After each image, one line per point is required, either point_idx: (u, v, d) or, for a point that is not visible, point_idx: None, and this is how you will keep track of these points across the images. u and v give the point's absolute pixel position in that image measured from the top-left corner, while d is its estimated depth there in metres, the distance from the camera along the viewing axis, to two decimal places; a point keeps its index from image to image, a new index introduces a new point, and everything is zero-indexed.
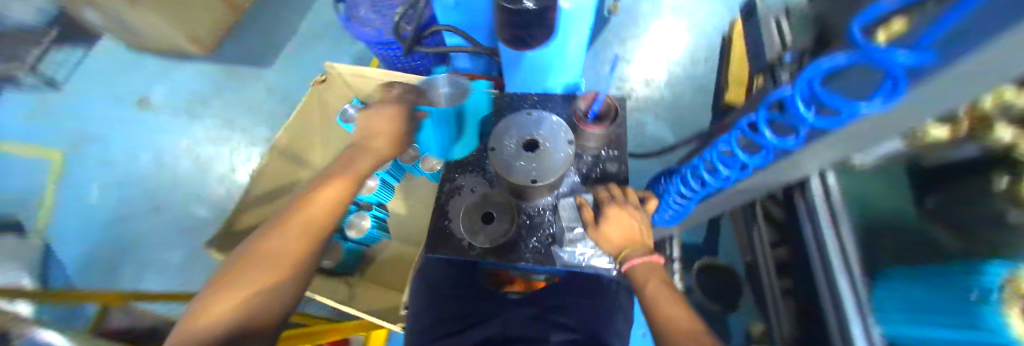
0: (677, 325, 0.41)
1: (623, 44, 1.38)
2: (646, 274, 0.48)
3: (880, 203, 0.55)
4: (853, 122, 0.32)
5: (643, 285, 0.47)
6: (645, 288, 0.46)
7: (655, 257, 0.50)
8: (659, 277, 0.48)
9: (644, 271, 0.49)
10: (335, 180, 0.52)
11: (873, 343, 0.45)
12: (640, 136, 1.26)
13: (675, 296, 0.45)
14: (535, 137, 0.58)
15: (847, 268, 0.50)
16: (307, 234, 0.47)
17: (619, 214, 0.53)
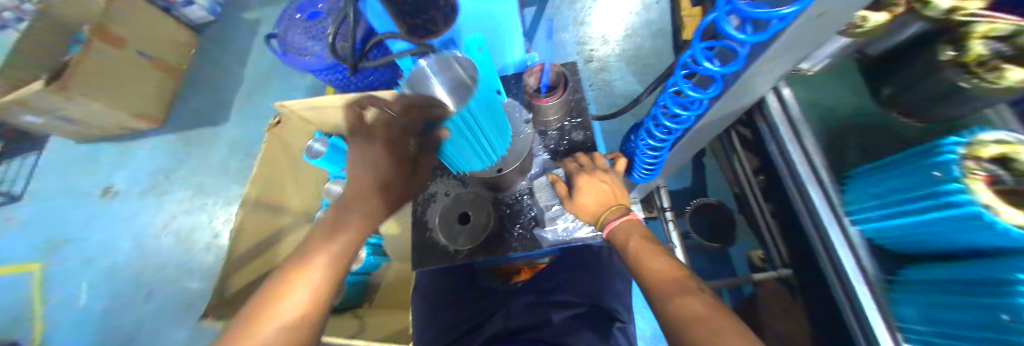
0: (661, 277, 0.41)
1: (572, 7, 1.34)
2: (627, 232, 0.48)
3: (838, 107, 0.59)
4: (781, 33, 0.31)
5: (626, 244, 0.47)
6: (628, 246, 0.46)
7: (632, 214, 0.51)
8: (641, 232, 0.48)
9: (625, 230, 0.49)
10: (347, 227, 0.45)
11: (851, 240, 0.48)
12: (610, 95, 1.25)
13: (657, 249, 0.45)
14: None
15: (817, 176, 0.52)
16: (315, 300, 0.41)
17: (591, 182, 0.52)
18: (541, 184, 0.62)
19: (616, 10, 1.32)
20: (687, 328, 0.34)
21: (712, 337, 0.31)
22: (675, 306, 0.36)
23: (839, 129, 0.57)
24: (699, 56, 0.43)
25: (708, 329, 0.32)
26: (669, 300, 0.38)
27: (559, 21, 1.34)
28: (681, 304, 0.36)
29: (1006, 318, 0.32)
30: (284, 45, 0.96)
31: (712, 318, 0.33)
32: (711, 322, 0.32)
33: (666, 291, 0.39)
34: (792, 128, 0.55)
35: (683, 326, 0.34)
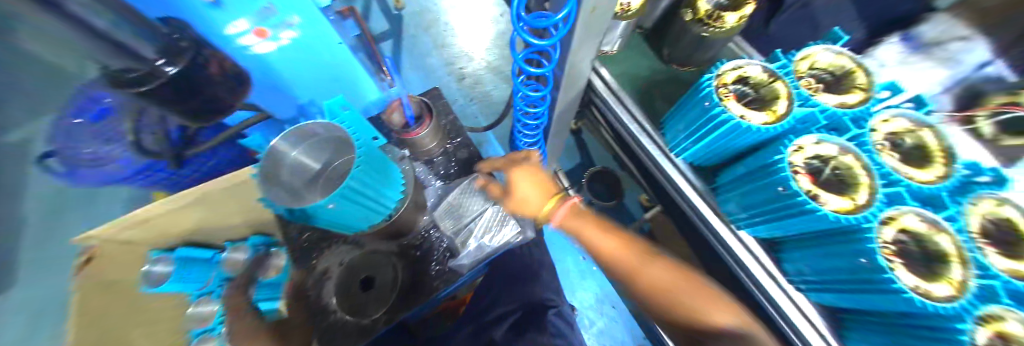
0: (611, 251, 0.51)
1: (427, 33, 1.39)
2: (577, 223, 0.55)
3: (640, 71, 0.72)
4: (563, 28, 0.40)
5: (579, 230, 0.55)
6: (583, 232, 0.54)
7: (569, 200, 0.58)
8: (589, 219, 0.56)
9: (572, 221, 0.56)
10: None
11: (678, 166, 0.61)
12: (490, 104, 1.32)
13: (597, 224, 0.54)
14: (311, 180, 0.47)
15: (643, 129, 0.64)
16: None
17: (526, 177, 0.59)
18: (440, 213, 0.60)
19: (468, 28, 1.40)
20: (657, 291, 0.45)
21: (685, 295, 0.42)
22: (642, 275, 0.46)
23: (645, 89, 0.70)
24: (521, 63, 0.50)
25: (681, 291, 0.43)
26: (636, 269, 0.47)
27: (419, 48, 1.37)
28: (646, 273, 0.46)
29: (781, 189, 0.41)
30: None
31: (681, 280, 0.44)
32: (688, 287, 0.43)
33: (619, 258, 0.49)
34: (614, 96, 0.67)
35: (657, 290, 0.45)
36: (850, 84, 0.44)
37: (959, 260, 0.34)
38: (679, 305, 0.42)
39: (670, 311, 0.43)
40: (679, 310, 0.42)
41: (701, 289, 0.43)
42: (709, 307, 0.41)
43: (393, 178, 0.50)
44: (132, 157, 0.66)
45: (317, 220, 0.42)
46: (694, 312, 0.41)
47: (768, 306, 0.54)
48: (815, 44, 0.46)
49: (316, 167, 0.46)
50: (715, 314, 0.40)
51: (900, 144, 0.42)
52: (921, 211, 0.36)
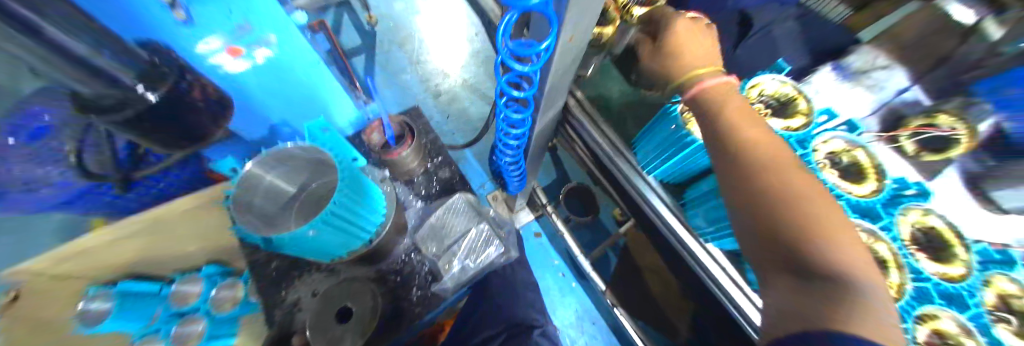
0: (773, 146, 0.36)
1: (403, 50, 1.40)
2: (725, 97, 0.41)
3: (609, 94, 0.77)
4: (546, 56, 0.42)
5: (721, 103, 0.41)
6: (726, 106, 0.40)
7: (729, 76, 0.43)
8: (737, 98, 0.41)
9: (720, 93, 0.42)
10: None
11: (650, 184, 0.61)
12: (467, 120, 1.33)
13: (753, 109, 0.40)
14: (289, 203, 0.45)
15: (617, 148, 0.64)
16: None
17: (691, 31, 0.48)
18: (423, 236, 0.59)
19: (444, 46, 1.42)
20: (797, 214, 0.30)
21: (822, 229, 0.29)
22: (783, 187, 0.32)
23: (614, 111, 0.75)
24: (505, 88, 0.52)
25: (821, 215, 0.30)
26: (731, 136, 0.37)
27: (396, 65, 1.38)
28: (780, 184, 0.32)
29: None
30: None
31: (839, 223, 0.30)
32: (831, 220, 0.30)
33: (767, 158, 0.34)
34: (589, 118, 0.66)
35: (773, 190, 0.32)
36: (793, 110, 0.50)
37: (895, 265, 0.40)
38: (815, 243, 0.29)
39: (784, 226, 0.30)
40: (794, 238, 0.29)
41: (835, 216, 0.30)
42: (851, 257, 0.28)
43: (373, 200, 0.48)
44: None
45: (285, 246, 0.38)
46: (834, 246, 0.28)
47: (735, 312, 0.56)
48: (763, 74, 0.52)
49: (293, 191, 0.45)
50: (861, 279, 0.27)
51: (839, 162, 0.47)
52: (861, 222, 0.42)
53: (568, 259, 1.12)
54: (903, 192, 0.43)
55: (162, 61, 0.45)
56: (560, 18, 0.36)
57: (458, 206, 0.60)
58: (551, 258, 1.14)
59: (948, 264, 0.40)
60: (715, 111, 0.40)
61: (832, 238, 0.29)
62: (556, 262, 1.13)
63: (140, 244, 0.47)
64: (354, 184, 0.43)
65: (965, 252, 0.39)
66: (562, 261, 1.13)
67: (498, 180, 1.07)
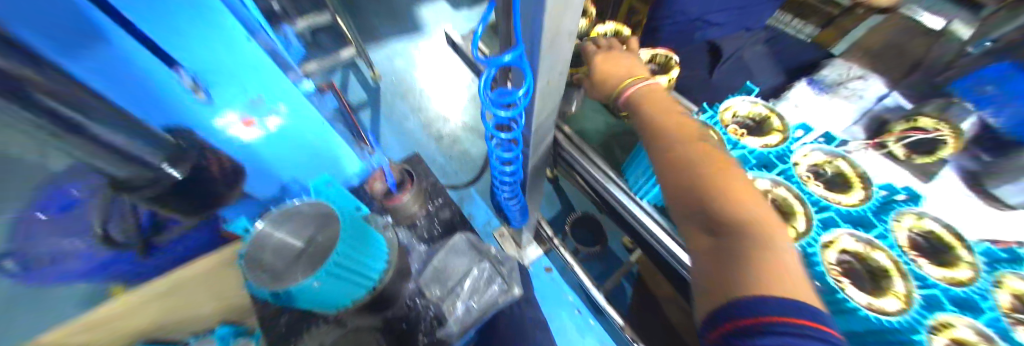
0: (682, 127, 0.40)
1: (405, 100, 1.50)
2: (649, 97, 0.44)
3: (595, 129, 0.83)
4: (527, 102, 0.46)
5: (640, 105, 0.44)
6: (643, 106, 0.43)
7: (652, 82, 0.47)
8: (660, 97, 0.44)
9: (643, 95, 0.45)
10: None
11: (645, 209, 0.62)
12: (468, 159, 1.38)
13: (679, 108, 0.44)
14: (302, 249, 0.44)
15: (608, 176, 0.65)
16: None
17: (616, 57, 0.53)
18: (427, 279, 0.60)
19: (443, 94, 1.52)
20: (718, 189, 0.31)
21: (741, 201, 0.30)
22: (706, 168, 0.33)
23: (600, 142, 0.81)
24: (493, 131, 0.56)
25: (738, 189, 0.31)
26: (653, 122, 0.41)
27: (398, 114, 1.47)
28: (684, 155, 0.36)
29: None
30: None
31: (751, 198, 0.31)
32: (745, 193, 0.32)
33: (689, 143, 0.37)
34: (579, 149, 0.69)
35: (697, 167, 0.34)
36: (769, 128, 0.53)
37: (899, 274, 0.39)
38: (739, 215, 0.29)
39: (710, 200, 0.31)
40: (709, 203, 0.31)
41: (746, 190, 0.32)
42: (769, 227, 0.29)
43: (375, 249, 0.50)
44: None
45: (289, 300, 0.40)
46: (750, 217, 0.30)
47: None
48: (733, 97, 0.54)
49: (301, 246, 0.44)
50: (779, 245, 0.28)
51: (823, 173, 0.49)
52: (854, 232, 0.42)
53: (582, 294, 1.08)
54: (895, 198, 0.45)
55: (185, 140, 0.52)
56: (534, 66, 0.40)
57: (460, 244, 0.62)
58: (565, 294, 1.10)
59: (951, 269, 0.39)
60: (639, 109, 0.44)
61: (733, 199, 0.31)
62: (570, 298, 1.09)
63: (154, 313, 0.49)
64: (358, 232, 0.46)
65: (969, 254, 0.40)
66: (576, 296, 1.09)
67: (503, 217, 1.08)
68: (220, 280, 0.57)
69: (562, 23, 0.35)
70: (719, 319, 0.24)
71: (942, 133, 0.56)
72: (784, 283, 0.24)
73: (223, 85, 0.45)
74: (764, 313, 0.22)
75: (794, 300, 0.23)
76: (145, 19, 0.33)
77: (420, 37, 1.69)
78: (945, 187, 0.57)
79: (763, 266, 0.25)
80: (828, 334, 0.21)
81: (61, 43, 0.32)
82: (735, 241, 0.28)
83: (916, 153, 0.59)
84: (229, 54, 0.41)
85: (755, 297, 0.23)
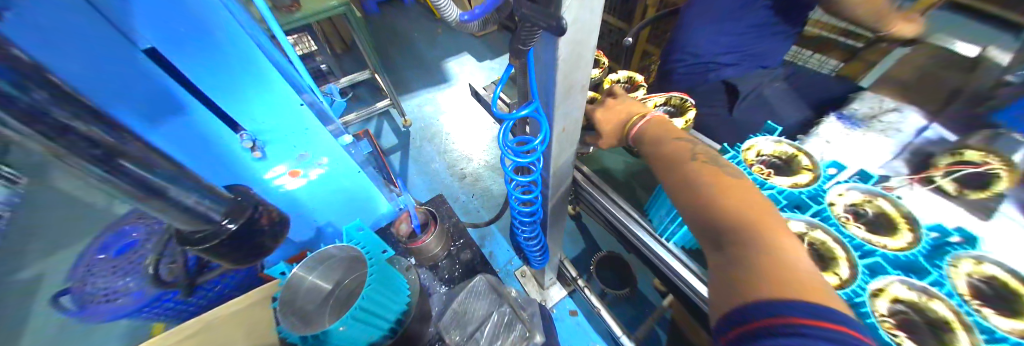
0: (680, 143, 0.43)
1: (431, 143, 1.60)
2: (659, 130, 0.47)
3: (614, 170, 0.85)
4: (544, 148, 0.49)
5: (646, 138, 0.48)
6: (650, 138, 0.47)
7: (659, 116, 0.49)
8: (674, 128, 0.47)
9: (655, 130, 0.48)
10: None
11: (673, 251, 0.59)
12: (489, 197, 1.41)
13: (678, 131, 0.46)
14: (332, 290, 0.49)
15: (630, 215, 0.65)
16: None
17: (625, 104, 0.54)
18: (447, 323, 0.59)
19: (466, 136, 1.61)
20: (721, 201, 0.33)
21: (747, 210, 0.31)
22: (709, 182, 0.35)
23: (620, 183, 0.82)
24: (513, 174, 0.58)
25: (738, 196, 0.33)
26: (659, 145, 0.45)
27: (423, 156, 1.55)
28: (688, 171, 0.38)
29: None
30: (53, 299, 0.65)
31: (757, 205, 0.32)
32: (752, 200, 0.33)
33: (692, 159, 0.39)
34: (597, 187, 0.69)
35: (703, 180, 0.36)
36: (799, 166, 0.52)
37: (963, 327, 0.35)
38: (744, 223, 0.30)
39: (716, 214, 0.33)
40: (716, 212, 0.33)
41: (750, 194, 0.34)
42: (779, 231, 0.30)
43: (398, 293, 0.51)
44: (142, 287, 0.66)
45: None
46: (758, 220, 0.31)
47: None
48: (756, 136, 0.55)
49: (330, 287, 0.49)
50: (792, 249, 0.28)
51: (864, 213, 0.47)
52: (907, 280, 0.38)
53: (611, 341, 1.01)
54: (948, 240, 0.42)
55: (244, 199, 0.45)
56: (550, 116, 0.43)
57: (481, 284, 0.63)
58: (591, 341, 1.02)
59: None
60: (648, 139, 0.47)
61: (739, 205, 0.32)
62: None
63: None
64: (385, 276, 0.47)
65: None
66: (603, 344, 1.02)
67: (523, 256, 1.07)
68: (253, 316, 0.59)
69: (573, 79, 0.39)
70: (730, 325, 0.25)
71: (992, 166, 0.53)
72: (798, 287, 0.25)
73: (273, 141, 0.52)
74: (778, 314, 0.23)
75: (804, 301, 0.23)
76: (194, 71, 0.40)
77: (446, 86, 1.84)
78: (1006, 227, 0.51)
79: (771, 271, 0.26)
80: (843, 333, 0.21)
81: (138, 110, 0.39)
82: (740, 250, 0.29)
83: (966, 188, 0.54)
84: (264, 100, 0.47)
85: (766, 301, 0.24)
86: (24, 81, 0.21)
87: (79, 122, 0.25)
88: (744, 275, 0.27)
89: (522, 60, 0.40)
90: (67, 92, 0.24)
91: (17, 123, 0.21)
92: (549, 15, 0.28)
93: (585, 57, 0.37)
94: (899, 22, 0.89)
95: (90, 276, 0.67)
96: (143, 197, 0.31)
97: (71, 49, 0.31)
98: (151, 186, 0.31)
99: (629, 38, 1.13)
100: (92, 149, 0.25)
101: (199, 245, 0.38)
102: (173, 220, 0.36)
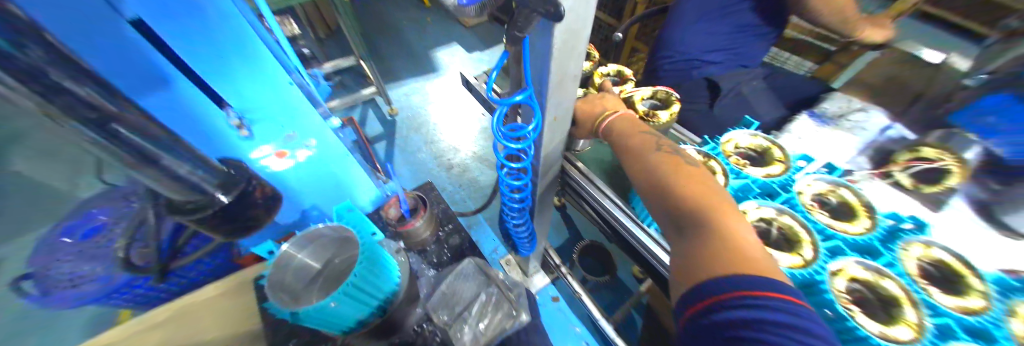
0: (643, 136, 0.46)
1: (417, 132, 1.59)
2: (621, 125, 0.49)
3: (603, 160, 0.87)
4: (537, 135, 0.51)
5: (613, 129, 0.50)
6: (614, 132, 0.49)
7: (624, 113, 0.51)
8: (632, 123, 0.49)
9: (621, 122, 0.49)
10: None
11: (652, 235, 0.62)
12: (476, 187, 1.42)
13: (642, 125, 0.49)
14: (320, 270, 0.49)
15: (612, 201, 0.67)
16: None
17: (605, 99, 0.57)
18: (435, 304, 0.60)
19: (455, 126, 1.61)
20: (681, 190, 0.37)
21: (702, 197, 0.36)
22: (670, 172, 0.39)
23: (607, 172, 0.84)
24: (506, 161, 0.59)
25: (692, 185, 0.38)
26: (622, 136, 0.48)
27: (410, 145, 1.54)
28: (650, 163, 0.42)
29: None
30: (19, 285, 0.62)
31: (709, 192, 0.37)
32: (706, 187, 0.37)
33: (654, 150, 0.43)
34: (583, 174, 0.71)
35: (663, 172, 0.40)
36: (771, 158, 0.55)
37: (910, 303, 0.39)
38: (701, 209, 0.35)
39: (675, 201, 0.37)
40: (675, 201, 0.37)
41: (704, 183, 0.38)
42: (729, 214, 0.34)
43: (388, 274, 0.51)
44: (111, 269, 0.63)
45: (304, 321, 0.41)
46: (712, 207, 0.35)
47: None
48: (733, 130, 0.59)
49: (319, 267, 0.49)
50: (740, 230, 0.33)
51: (828, 202, 0.50)
52: (861, 261, 0.42)
53: (591, 325, 1.05)
54: (902, 227, 0.46)
55: (237, 173, 0.51)
56: (542, 105, 0.44)
57: (470, 265, 0.64)
58: (573, 325, 1.04)
59: (965, 298, 0.39)
60: (613, 133, 0.49)
61: (696, 194, 0.37)
62: (579, 329, 1.03)
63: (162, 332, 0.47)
64: (377, 257, 0.48)
65: (980, 283, 0.40)
66: (584, 327, 1.05)
67: (510, 244, 1.09)
68: (221, 305, 0.56)
69: (566, 69, 0.40)
70: (688, 301, 0.30)
71: (946, 162, 0.58)
72: (745, 264, 0.30)
73: (263, 122, 0.51)
74: (728, 290, 0.28)
75: (750, 276, 0.28)
76: (189, 50, 0.39)
77: (435, 75, 1.82)
78: (957, 218, 0.54)
79: (723, 252, 0.31)
80: (778, 300, 0.26)
81: (127, 76, 0.38)
82: (696, 234, 0.34)
83: (923, 183, 0.58)
84: (258, 79, 0.46)
85: (717, 279, 0.29)
86: (24, 39, 0.24)
87: (75, 85, 0.28)
88: (702, 256, 0.32)
89: (517, 47, 0.40)
90: (62, 53, 0.27)
91: (16, 81, 0.24)
92: (546, 1, 0.29)
93: (578, 49, 0.38)
94: (869, 28, 0.94)
95: (56, 261, 0.63)
96: (130, 159, 0.35)
97: (65, 12, 0.31)
98: (145, 153, 0.36)
99: (619, 34, 1.15)
100: (87, 112, 0.29)
101: (191, 214, 0.44)
102: (156, 185, 0.40)
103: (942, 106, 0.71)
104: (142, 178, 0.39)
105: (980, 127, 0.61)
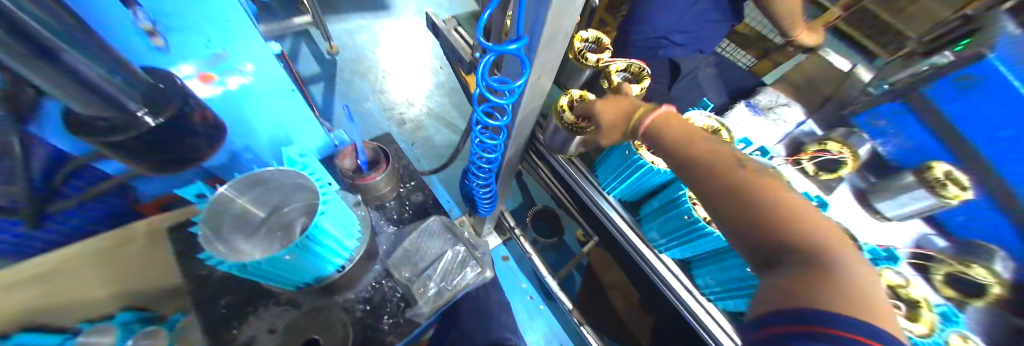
0: (723, 147, 0.41)
1: (365, 78, 1.43)
2: (662, 127, 0.47)
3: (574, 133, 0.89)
4: (523, 89, 0.48)
5: (660, 129, 0.47)
6: (665, 133, 0.46)
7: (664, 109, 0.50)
8: (678, 122, 0.47)
9: (662, 123, 0.47)
10: None
11: (608, 201, 0.69)
12: (431, 146, 1.36)
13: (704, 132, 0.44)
14: (269, 218, 0.42)
15: (578, 170, 0.73)
16: None
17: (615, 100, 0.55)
18: (396, 261, 0.58)
19: (411, 77, 1.47)
20: (780, 214, 0.33)
21: (809, 230, 0.32)
22: (774, 195, 0.34)
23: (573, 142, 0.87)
24: (483, 118, 0.56)
25: (808, 216, 0.32)
26: (688, 144, 0.43)
27: (359, 92, 1.39)
28: (744, 178, 0.36)
29: (689, 217, 0.53)
30: None
31: (824, 225, 0.32)
32: (822, 223, 0.32)
33: (739, 164, 0.38)
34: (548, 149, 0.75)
35: (763, 192, 0.34)
36: (719, 138, 0.61)
37: None
38: (815, 247, 0.31)
39: (774, 233, 0.33)
40: (777, 230, 0.32)
41: (818, 216, 0.33)
42: (854, 261, 0.30)
43: (348, 228, 0.46)
44: None
45: (266, 272, 0.38)
46: (827, 245, 0.31)
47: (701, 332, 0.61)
48: (692, 110, 0.63)
49: (263, 215, 0.43)
50: (862, 275, 0.29)
51: None
52: None
53: (536, 281, 1.13)
54: (808, 204, 0.56)
55: (168, 86, 0.41)
56: (532, 59, 0.42)
57: (435, 222, 0.63)
58: (519, 281, 1.13)
59: None
60: (674, 138, 0.45)
61: (807, 226, 0.32)
62: (524, 285, 1.13)
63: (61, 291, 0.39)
64: (333, 207, 0.44)
65: None
66: (529, 284, 1.13)
67: (467, 205, 1.08)
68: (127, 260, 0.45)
69: (562, 23, 0.37)
70: (767, 321, 0.28)
71: (843, 155, 0.69)
72: (858, 311, 0.26)
73: (187, 34, 0.43)
74: (842, 331, 0.24)
75: (871, 325, 0.25)
76: None
77: (391, 16, 1.60)
78: (841, 199, 0.69)
79: (847, 297, 0.27)
80: None
81: None
82: (803, 269, 0.30)
83: (823, 170, 0.70)
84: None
85: (830, 316, 0.25)
86: None
87: None
88: (792, 289, 0.29)
89: None
90: None
91: None
92: None
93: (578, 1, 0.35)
94: (804, 31, 1.05)
95: None
96: (33, 60, 0.27)
97: None
98: (32, 36, 0.26)
99: (594, 1, 1.12)
100: None
101: (105, 135, 0.36)
102: (68, 100, 0.32)
103: (845, 107, 0.84)
104: (47, 89, 0.31)
105: (874, 130, 0.77)
